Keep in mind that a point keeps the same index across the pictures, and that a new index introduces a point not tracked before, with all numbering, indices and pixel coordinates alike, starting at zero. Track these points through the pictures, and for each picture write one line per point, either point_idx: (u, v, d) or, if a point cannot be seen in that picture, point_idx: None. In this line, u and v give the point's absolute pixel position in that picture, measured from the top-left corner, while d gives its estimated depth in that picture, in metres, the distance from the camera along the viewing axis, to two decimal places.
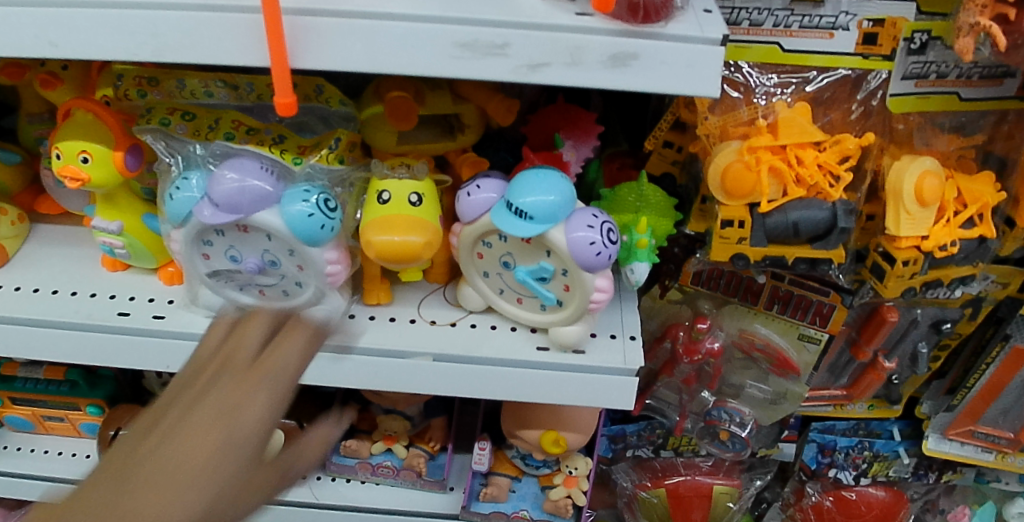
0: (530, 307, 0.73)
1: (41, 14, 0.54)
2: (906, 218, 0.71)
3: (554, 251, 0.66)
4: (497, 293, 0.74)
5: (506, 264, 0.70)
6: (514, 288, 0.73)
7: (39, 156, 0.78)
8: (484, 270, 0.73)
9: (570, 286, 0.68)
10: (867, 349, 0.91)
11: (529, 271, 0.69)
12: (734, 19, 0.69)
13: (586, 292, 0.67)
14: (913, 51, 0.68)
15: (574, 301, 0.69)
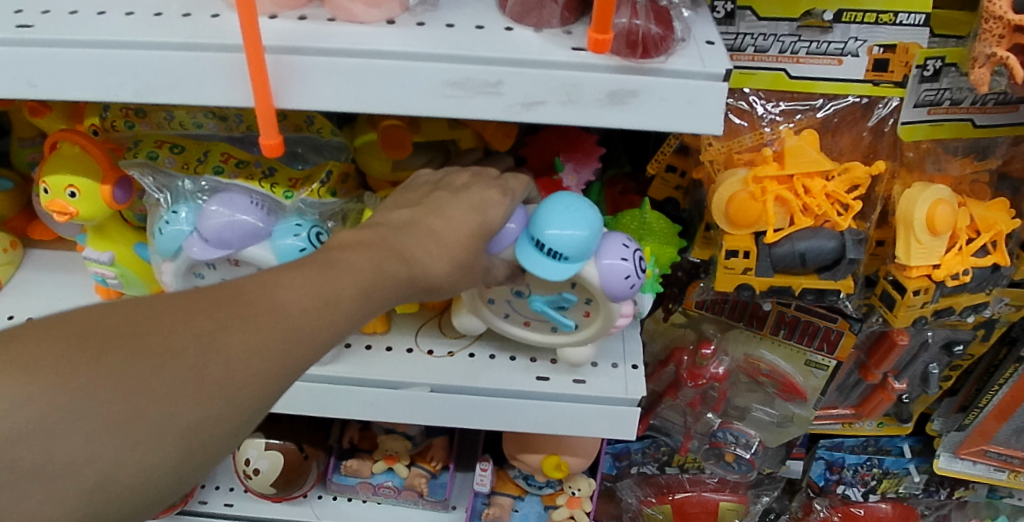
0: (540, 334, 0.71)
1: (21, 54, 0.53)
2: (917, 247, 0.69)
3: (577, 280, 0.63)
4: (502, 321, 0.71)
5: (520, 292, 0.67)
6: (526, 314, 0.70)
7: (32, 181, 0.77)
8: (489, 298, 0.70)
9: (590, 311, 0.66)
10: (876, 371, 0.89)
11: (547, 299, 0.66)
12: (739, 44, 0.66)
13: (609, 320, 0.64)
14: (927, 78, 0.65)
15: (594, 328, 0.66)
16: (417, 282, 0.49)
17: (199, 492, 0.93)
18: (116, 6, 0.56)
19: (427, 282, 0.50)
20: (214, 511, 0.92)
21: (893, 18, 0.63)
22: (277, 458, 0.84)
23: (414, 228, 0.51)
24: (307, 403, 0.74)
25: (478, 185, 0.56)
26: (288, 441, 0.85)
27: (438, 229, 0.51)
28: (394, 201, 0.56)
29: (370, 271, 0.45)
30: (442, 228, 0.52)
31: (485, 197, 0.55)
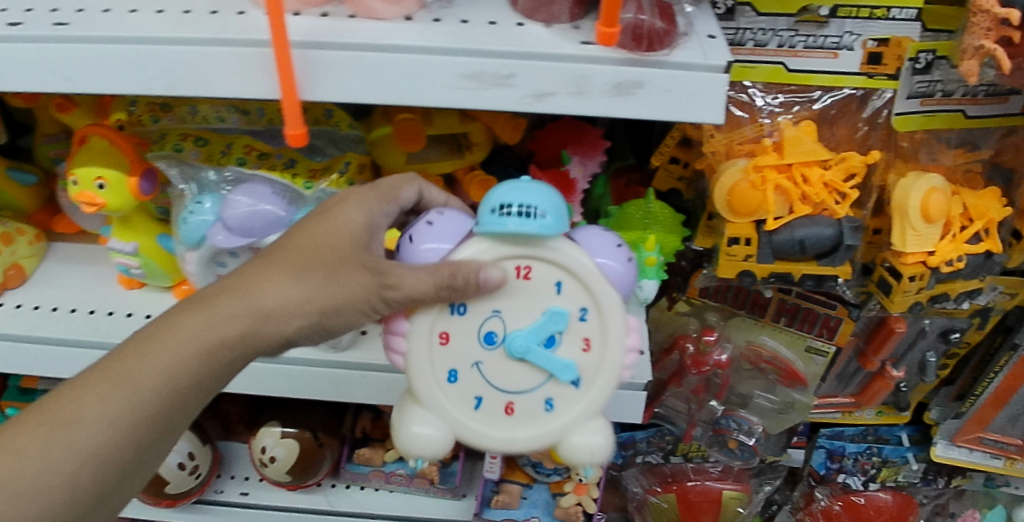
0: (529, 416, 0.52)
1: (56, 50, 0.55)
2: (912, 234, 0.71)
3: (569, 279, 0.51)
4: (471, 406, 0.52)
5: (493, 336, 0.51)
6: (507, 384, 0.52)
7: (56, 176, 0.80)
8: (450, 367, 0.52)
9: (591, 340, 0.52)
10: (874, 358, 0.92)
11: (531, 332, 0.50)
12: (739, 39, 0.68)
13: (618, 335, 0.52)
14: (919, 71, 0.68)
15: (602, 370, 0.52)
16: (239, 316, 0.50)
17: (216, 482, 0.95)
18: (145, 3, 0.59)
19: (249, 311, 0.51)
20: (230, 500, 0.94)
21: (887, 13, 0.66)
22: (293, 446, 0.87)
23: (240, 276, 0.52)
24: (324, 387, 0.76)
25: (349, 193, 0.57)
26: (303, 429, 0.88)
27: (273, 271, 0.52)
28: None
29: (141, 343, 0.48)
30: (266, 267, 0.52)
31: (350, 202, 0.56)
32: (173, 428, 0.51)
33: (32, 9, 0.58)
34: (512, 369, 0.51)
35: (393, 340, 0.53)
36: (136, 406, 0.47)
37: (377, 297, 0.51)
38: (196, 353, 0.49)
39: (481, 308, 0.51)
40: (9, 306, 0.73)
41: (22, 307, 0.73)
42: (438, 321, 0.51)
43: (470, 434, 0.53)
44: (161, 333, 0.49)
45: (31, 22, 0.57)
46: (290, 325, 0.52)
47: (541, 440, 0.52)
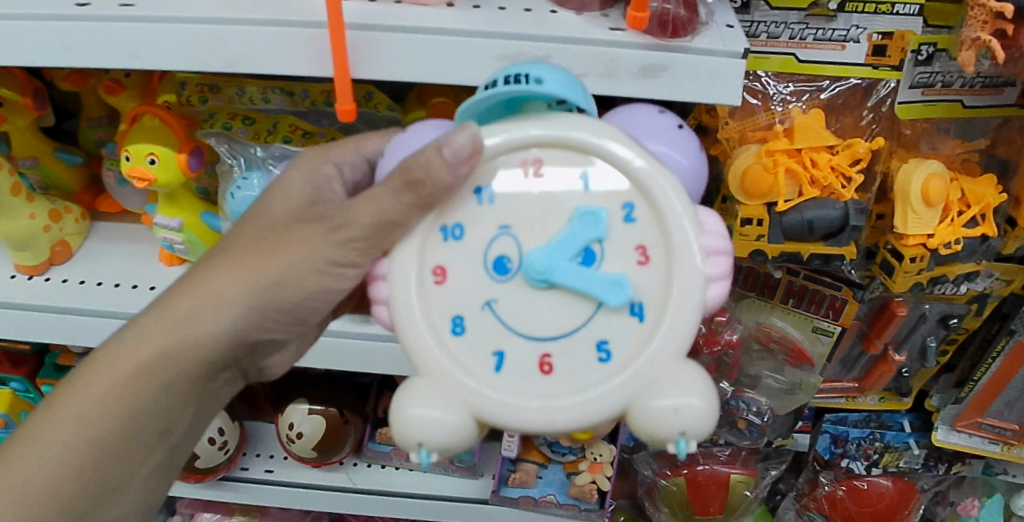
0: (576, 369, 0.45)
1: (123, 30, 0.59)
2: (913, 216, 0.76)
3: (596, 169, 0.46)
4: (493, 367, 0.45)
5: (505, 262, 0.45)
6: (536, 331, 0.45)
7: (99, 158, 0.84)
8: (454, 314, 0.46)
9: (648, 249, 0.45)
10: (877, 341, 0.97)
11: (555, 246, 0.44)
12: (753, 31, 0.74)
13: (675, 232, 0.45)
14: (921, 62, 0.73)
15: (672, 287, 0.44)
16: (187, 301, 0.51)
17: (241, 459, 0.98)
18: None
19: (192, 297, 0.51)
20: (255, 477, 0.97)
21: (891, 8, 0.71)
22: (320, 422, 0.89)
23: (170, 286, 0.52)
24: (356, 358, 0.79)
25: (295, 164, 0.57)
26: (330, 406, 0.91)
27: (193, 271, 0.52)
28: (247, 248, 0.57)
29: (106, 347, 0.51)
30: (210, 258, 0.52)
31: (302, 168, 0.56)
32: (149, 433, 0.52)
33: None
34: (539, 306, 0.45)
35: (375, 289, 0.47)
36: (89, 422, 0.50)
37: (329, 243, 0.49)
38: (132, 365, 0.50)
39: (483, 228, 0.46)
40: (56, 279, 0.76)
41: (68, 282, 0.76)
42: (428, 254, 0.46)
43: (502, 401, 0.44)
44: (102, 350, 0.51)
45: (97, 3, 0.61)
46: (223, 318, 0.51)
47: (604, 402, 0.44)
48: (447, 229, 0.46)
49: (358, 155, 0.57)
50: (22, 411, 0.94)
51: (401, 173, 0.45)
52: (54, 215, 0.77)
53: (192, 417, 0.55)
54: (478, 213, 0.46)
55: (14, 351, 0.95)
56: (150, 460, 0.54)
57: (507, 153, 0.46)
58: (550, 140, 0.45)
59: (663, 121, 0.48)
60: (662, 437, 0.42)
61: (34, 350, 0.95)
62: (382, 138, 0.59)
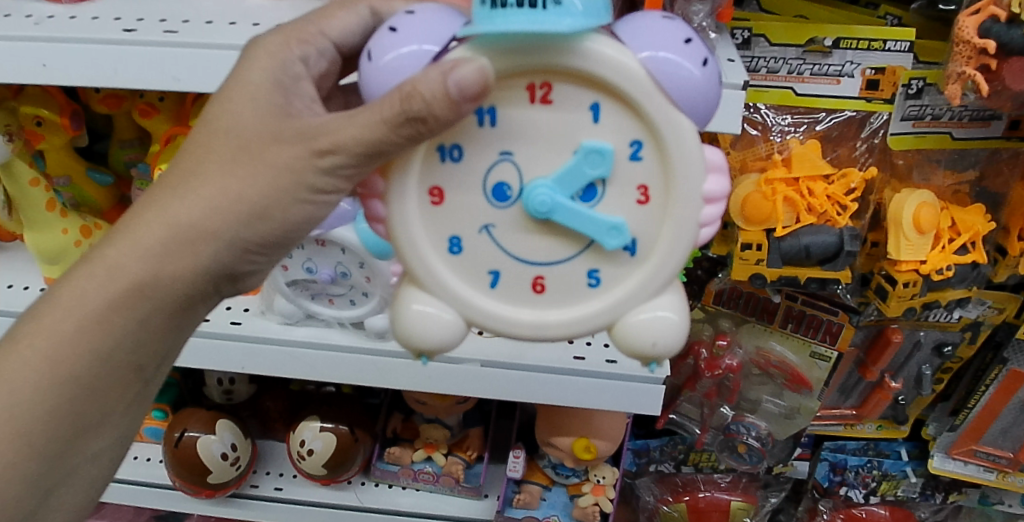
0: (567, 292, 0.42)
1: (168, 54, 0.63)
2: (905, 244, 0.80)
3: (609, 98, 0.38)
4: (487, 285, 0.42)
5: (505, 190, 0.39)
6: (529, 254, 0.41)
7: (128, 179, 0.87)
8: (450, 235, 0.41)
9: (650, 189, 0.40)
10: (873, 368, 0.99)
11: (557, 181, 0.38)
12: (754, 66, 0.79)
13: (685, 178, 0.39)
14: (911, 96, 0.78)
15: (668, 226, 0.40)
16: (151, 237, 0.44)
17: (251, 477, 1.00)
18: (244, 17, 0.67)
19: (158, 230, 0.44)
20: (265, 494, 0.98)
21: (882, 45, 0.76)
22: (331, 439, 0.91)
23: (136, 208, 0.46)
24: (369, 373, 0.81)
25: (257, 44, 0.49)
26: (340, 424, 0.92)
27: (159, 193, 0.45)
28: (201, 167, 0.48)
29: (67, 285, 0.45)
30: (171, 180, 0.45)
31: (266, 50, 0.48)
32: (126, 370, 0.47)
33: (144, 19, 0.67)
34: (533, 240, 0.40)
35: (370, 208, 0.42)
36: (58, 362, 0.44)
37: (313, 170, 0.41)
38: (104, 299, 0.45)
39: (484, 150, 0.39)
40: None
41: None
42: (424, 172, 0.40)
43: (491, 317, 0.42)
44: (66, 287, 0.45)
45: (143, 30, 0.65)
46: (201, 252, 0.45)
47: (588, 325, 0.42)
48: (443, 150, 0.39)
49: (323, 38, 0.53)
50: None
51: (397, 106, 0.36)
52: (86, 231, 0.81)
53: (172, 349, 0.50)
54: (478, 138, 0.39)
55: None
56: (128, 396, 0.49)
57: (505, 75, 0.37)
58: (554, 64, 0.37)
59: (652, 20, 0.38)
60: (640, 353, 0.42)
61: None
62: (350, 14, 0.55)
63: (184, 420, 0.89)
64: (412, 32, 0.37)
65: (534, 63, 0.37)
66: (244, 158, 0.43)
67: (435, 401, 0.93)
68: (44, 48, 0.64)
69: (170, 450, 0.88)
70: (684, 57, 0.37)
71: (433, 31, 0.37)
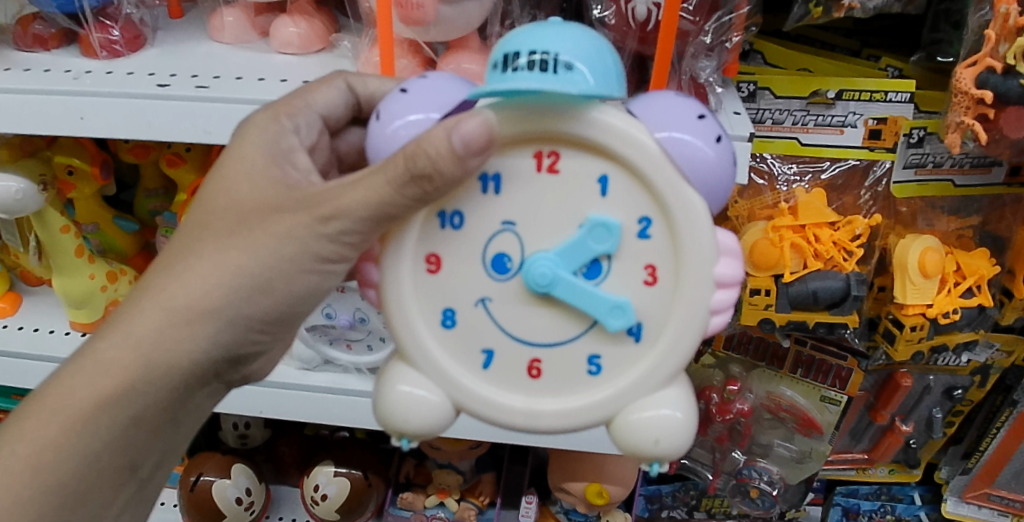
0: (565, 378, 0.43)
1: (198, 109, 0.66)
2: (912, 287, 0.81)
3: (617, 173, 0.39)
4: (480, 365, 0.43)
5: (505, 261, 0.41)
6: (529, 334, 0.42)
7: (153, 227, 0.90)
8: (444, 307, 0.42)
9: (657, 269, 0.40)
10: (885, 411, 1.00)
11: (560, 255, 0.39)
12: (760, 117, 0.82)
13: (694, 261, 0.39)
14: (912, 145, 0.81)
15: (675, 309, 0.41)
16: (148, 319, 0.43)
17: None
18: (272, 74, 0.70)
19: (155, 321, 0.43)
20: None
21: (884, 96, 0.79)
22: (345, 484, 0.91)
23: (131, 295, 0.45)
24: None
25: (247, 123, 0.49)
26: (354, 469, 0.93)
27: (155, 275, 0.44)
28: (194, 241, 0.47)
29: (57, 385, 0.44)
30: (170, 259, 0.44)
31: (258, 131, 0.48)
32: (117, 469, 0.46)
33: (177, 75, 0.70)
34: (534, 316, 0.41)
35: (365, 272, 0.44)
36: (41, 468, 0.43)
37: (316, 238, 0.41)
38: (92, 398, 0.43)
39: (485, 223, 0.40)
40: None
41: None
42: (425, 239, 0.41)
43: (481, 401, 0.43)
44: (56, 384, 0.44)
45: (177, 84, 0.68)
46: (198, 332, 0.44)
47: (587, 414, 0.42)
48: (445, 216, 0.41)
49: (310, 111, 0.53)
50: None
51: (402, 165, 0.37)
52: (110, 277, 0.84)
53: (165, 445, 0.49)
54: (482, 205, 0.40)
55: None
56: (122, 495, 0.48)
57: (515, 143, 0.39)
58: (562, 132, 0.39)
59: (664, 103, 0.41)
60: (640, 451, 0.41)
61: None
62: (330, 89, 0.55)
63: (199, 464, 0.90)
64: (422, 96, 0.40)
65: (544, 131, 0.39)
66: (263, 206, 0.43)
67: (448, 446, 0.93)
68: (82, 101, 0.67)
69: (185, 495, 0.89)
70: (698, 136, 0.39)
71: (442, 101, 0.40)
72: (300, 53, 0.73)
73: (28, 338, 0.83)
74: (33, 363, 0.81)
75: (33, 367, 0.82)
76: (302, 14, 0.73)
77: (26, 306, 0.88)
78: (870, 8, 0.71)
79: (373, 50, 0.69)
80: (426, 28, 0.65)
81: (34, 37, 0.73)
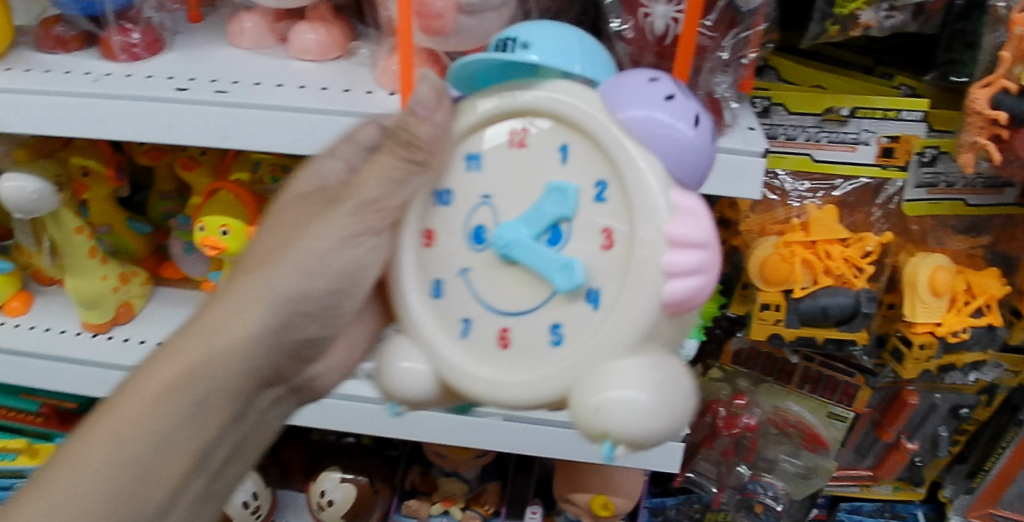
0: (533, 350, 0.41)
1: (217, 114, 0.67)
2: (921, 305, 0.81)
3: (576, 140, 0.41)
4: (458, 334, 0.43)
5: (482, 231, 0.42)
6: (501, 304, 0.42)
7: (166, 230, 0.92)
8: (434, 279, 0.44)
9: (613, 231, 0.39)
10: (890, 429, 0.99)
11: (523, 219, 0.40)
12: (773, 133, 0.82)
13: (648, 217, 0.38)
14: (925, 163, 0.81)
15: (627, 271, 0.38)
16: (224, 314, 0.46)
17: None
18: (290, 80, 0.70)
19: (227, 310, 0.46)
20: None
21: (897, 115, 0.78)
22: (350, 491, 0.90)
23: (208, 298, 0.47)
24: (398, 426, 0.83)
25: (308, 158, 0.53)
26: (360, 476, 0.92)
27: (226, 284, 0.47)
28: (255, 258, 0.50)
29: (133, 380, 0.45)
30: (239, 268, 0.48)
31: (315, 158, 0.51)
32: (188, 455, 0.45)
33: (195, 79, 0.70)
34: (502, 282, 0.42)
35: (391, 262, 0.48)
36: (113, 468, 0.42)
37: None
38: (165, 387, 0.44)
39: (468, 197, 0.43)
40: (118, 338, 0.84)
41: (129, 340, 0.84)
42: (423, 216, 0.45)
43: (454, 369, 0.43)
44: (132, 382, 0.45)
45: (195, 89, 0.68)
46: (257, 320, 0.46)
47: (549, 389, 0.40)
48: (439, 195, 0.44)
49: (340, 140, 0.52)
50: None
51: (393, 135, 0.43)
52: (122, 278, 0.84)
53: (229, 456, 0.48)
54: (465, 180, 0.43)
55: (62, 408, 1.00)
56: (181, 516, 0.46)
57: (490, 119, 0.42)
58: (529, 109, 0.41)
59: (643, 81, 0.39)
60: (589, 425, 0.37)
61: (79, 408, 1.00)
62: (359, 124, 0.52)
63: None
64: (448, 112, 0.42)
65: (512, 108, 0.41)
66: None
67: (454, 453, 0.94)
68: (101, 103, 0.68)
69: None
70: (675, 117, 0.38)
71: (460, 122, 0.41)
72: (318, 60, 0.73)
73: (40, 338, 0.84)
74: (44, 362, 0.82)
75: (44, 366, 0.83)
76: (320, 21, 0.74)
77: (38, 306, 0.89)
78: (887, 27, 0.71)
79: (392, 58, 0.69)
80: (445, 38, 0.66)
81: (56, 39, 0.74)
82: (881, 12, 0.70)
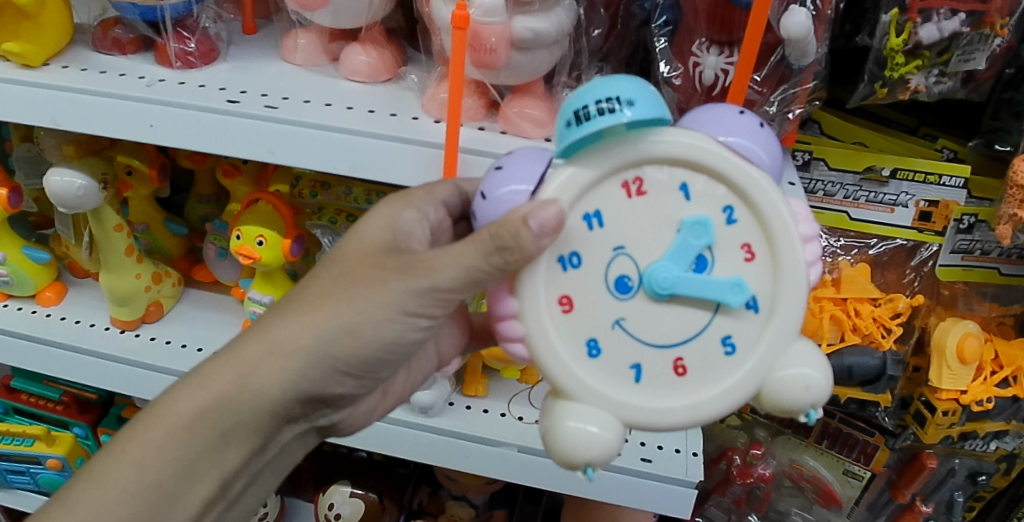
0: (659, 381, 0.42)
1: (263, 129, 0.68)
2: (947, 373, 0.80)
3: (695, 177, 0.40)
4: (631, 380, 0.42)
5: (626, 282, 0.40)
6: (660, 338, 0.41)
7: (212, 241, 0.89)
8: (632, 360, 0.41)
9: (754, 246, 0.41)
10: (905, 491, 0.97)
11: (675, 261, 0.40)
12: (812, 188, 0.82)
13: (791, 252, 0.41)
14: (962, 230, 0.82)
15: (781, 281, 0.41)
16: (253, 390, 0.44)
17: None
18: (338, 100, 0.71)
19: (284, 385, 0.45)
20: None
21: (938, 179, 0.78)
22: (359, 506, 0.90)
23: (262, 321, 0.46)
24: (409, 447, 0.81)
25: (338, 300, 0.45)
26: (369, 492, 0.91)
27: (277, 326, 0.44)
28: (266, 371, 0.44)
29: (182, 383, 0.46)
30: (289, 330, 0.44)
31: (388, 205, 0.50)
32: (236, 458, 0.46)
33: (247, 92, 0.71)
34: (666, 316, 0.41)
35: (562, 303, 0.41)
36: (147, 467, 0.43)
37: (400, 293, 0.43)
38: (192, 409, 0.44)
39: (600, 252, 0.40)
40: (145, 336, 0.85)
41: (155, 340, 0.85)
42: (559, 282, 0.41)
43: (588, 390, 0.41)
44: (176, 391, 0.45)
45: (246, 102, 0.69)
46: (287, 366, 0.44)
47: (737, 396, 0.42)
48: (565, 259, 0.41)
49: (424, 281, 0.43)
50: (78, 457, 0.98)
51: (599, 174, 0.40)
52: (155, 277, 0.86)
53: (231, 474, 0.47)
54: (592, 241, 0.40)
55: (82, 398, 1.02)
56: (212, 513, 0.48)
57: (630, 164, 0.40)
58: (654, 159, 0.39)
59: (732, 112, 0.41)
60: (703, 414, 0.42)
61: (100, 399, 1.01)
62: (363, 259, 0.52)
63: None
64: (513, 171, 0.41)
65: (617, 165, 0.39)
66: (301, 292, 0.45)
67: (465, 477, 0.95)
68: (152, 109, 0.69)
69: None
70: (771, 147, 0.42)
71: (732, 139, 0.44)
72: (367, 81, 0.75)
73: (70, 330, 0.85)
74: (72, 354, 0.84)
75: (69, 358, 0.84)
76: (373, 43, 0.75)
77: (70, 298, 0.91)
78: (936, 93, 0.71)
79: (440, 87, 0.70)
80: (497, 72, 0.66)
81: (113, 41, 0.76)
82: (931, 77, 0.70)
